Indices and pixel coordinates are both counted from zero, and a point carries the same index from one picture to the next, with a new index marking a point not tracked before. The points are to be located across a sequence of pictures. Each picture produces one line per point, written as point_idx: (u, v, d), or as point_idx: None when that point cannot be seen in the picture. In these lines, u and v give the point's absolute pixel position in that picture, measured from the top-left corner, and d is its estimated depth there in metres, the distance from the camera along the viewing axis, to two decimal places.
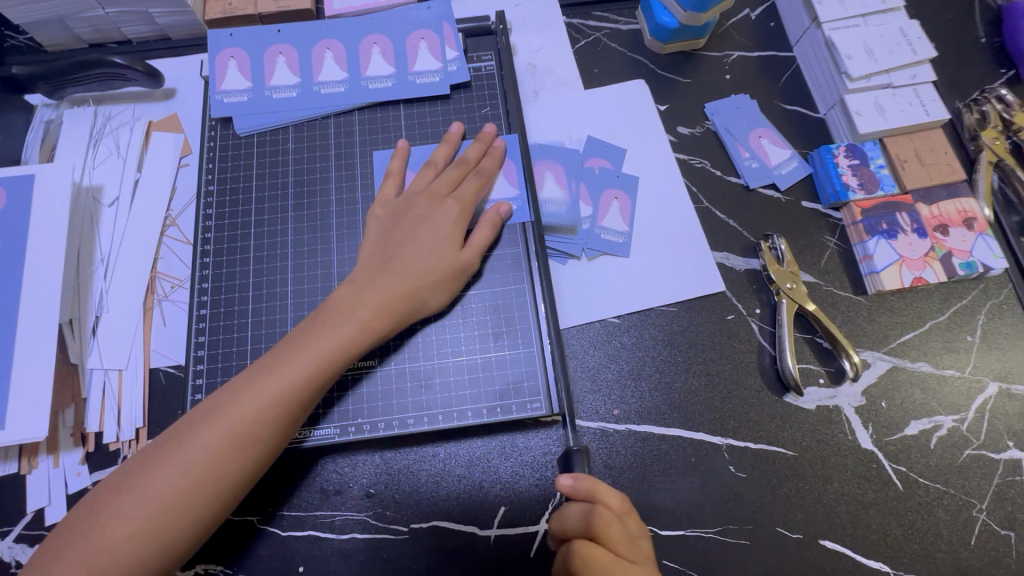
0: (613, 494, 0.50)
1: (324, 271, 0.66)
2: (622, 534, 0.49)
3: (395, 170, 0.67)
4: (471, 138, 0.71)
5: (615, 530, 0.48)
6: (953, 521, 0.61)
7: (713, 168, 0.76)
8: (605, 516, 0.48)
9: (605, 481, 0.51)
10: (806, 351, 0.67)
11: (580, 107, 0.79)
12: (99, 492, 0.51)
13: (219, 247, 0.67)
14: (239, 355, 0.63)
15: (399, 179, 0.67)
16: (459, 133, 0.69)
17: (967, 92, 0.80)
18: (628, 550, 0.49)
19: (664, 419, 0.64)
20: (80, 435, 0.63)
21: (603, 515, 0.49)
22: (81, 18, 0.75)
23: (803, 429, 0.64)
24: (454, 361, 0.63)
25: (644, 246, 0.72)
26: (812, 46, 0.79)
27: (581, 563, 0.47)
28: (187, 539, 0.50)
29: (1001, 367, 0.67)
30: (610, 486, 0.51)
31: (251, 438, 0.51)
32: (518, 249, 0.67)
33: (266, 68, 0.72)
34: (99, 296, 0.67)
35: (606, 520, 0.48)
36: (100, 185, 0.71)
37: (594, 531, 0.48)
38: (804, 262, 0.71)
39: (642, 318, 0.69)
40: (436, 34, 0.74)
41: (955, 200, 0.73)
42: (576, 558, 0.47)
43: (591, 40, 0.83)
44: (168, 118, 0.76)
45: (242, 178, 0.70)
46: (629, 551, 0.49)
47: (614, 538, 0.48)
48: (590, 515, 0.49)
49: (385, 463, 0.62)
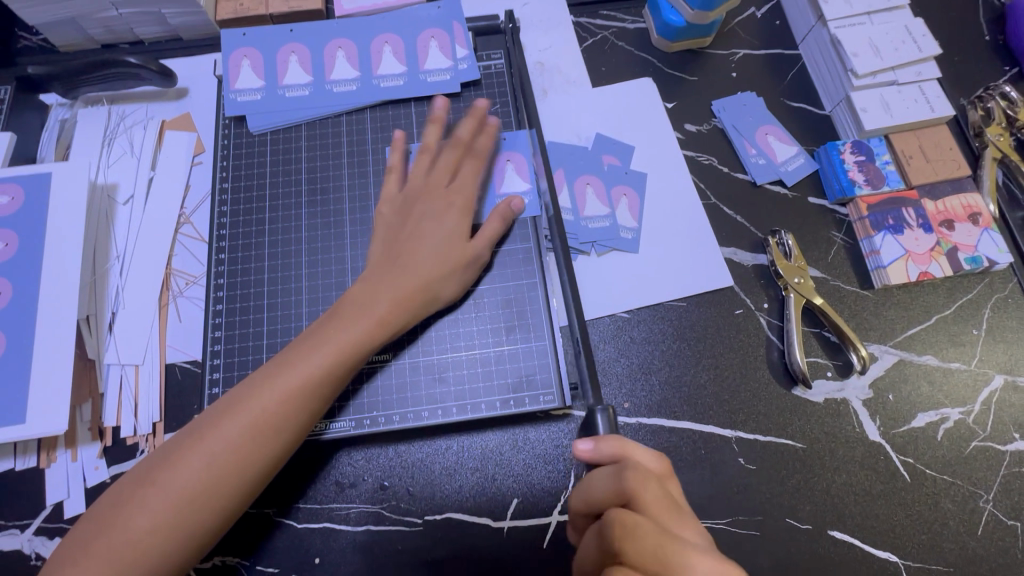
0: (644, 454, 0.49)
1: (338, 267, 0.67)
2: (660, 496, 0.46)
3: (396, 164, 0.68)
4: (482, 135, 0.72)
5: (652, 491, 0.46)
6: (960, 511, 0.62)
7: (721, 165, 0.77)
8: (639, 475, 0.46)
9: (631, 442, 0.50)
10: (814, 344, 0.68)
11: (588, 105, 0.79)
12: (121, 485, 0.51)
13: (234, 243, 0.68)
14: (255, 350, 0.64)
15: (401, 175, 0.68)
16: (442, 107, 0.68)
17: (971, 89, 0.81)
18: (665, 513, 0.45)
19: (673, 412, 0.65)
20: (98, 429, 0.64)
21: (636, 474, 0.47)
22: (95, 18, 0.75)
23: (811, 421, 0.65)
24: (467, 354, 0.64)
25: (654, 241, 0.73)
26: (818, 43, 0.80)
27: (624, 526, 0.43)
28: (209, 531, 0.51)
29: (1006, 360, 0.68)
30: (641, 449, 0.50)
31: (271, 431, 0.52)
32: (529, 246, 0.68)
33: (278, 67, 0.73)
34: (115, 293, 0.68)
35: (641, 480, 0.46)
36: (115, 183, 0.72)
37: (629, 491, 0.46)
38: (811, 257, 0.72)
39: (651, 313, 0.70)
40: (446, 33, 0.75)
41: (959, 195, 0.73)
42: (617, 524, 0.44)
43: (599, 39, 0.84)
44: (181, 116, 0.77)
45: (256, 175, 0.71)
46: (673, 517, 0.45)
47: (652, 499, 0.45)
48: (623, 476, 0.47)
49: (398, 456, 0.63)
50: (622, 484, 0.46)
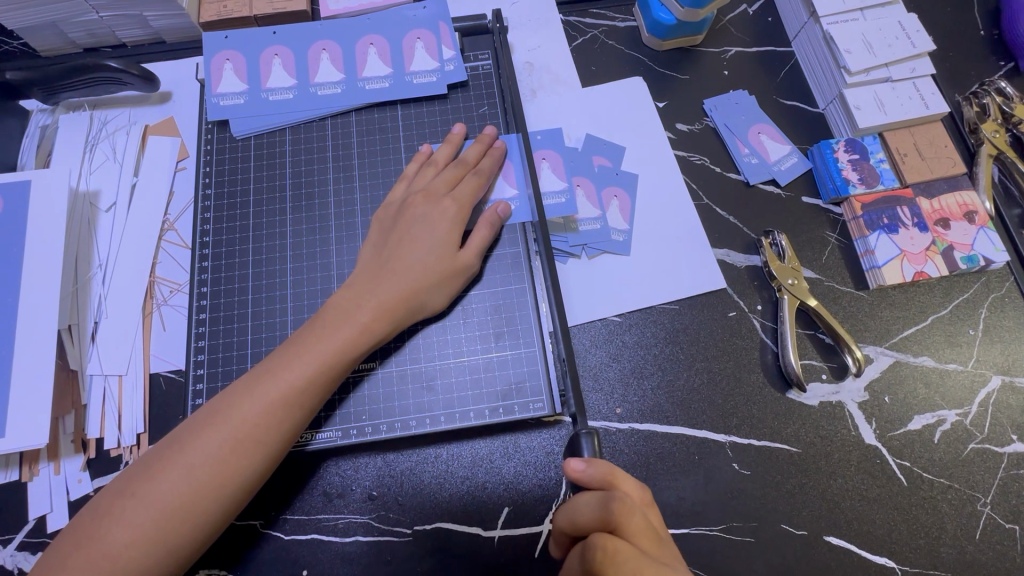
0: (628, 482, 0.49)
1: (324, 274, 0.66)
2: (642, 523, 0.46)
3: (411, 173, 0.67)
4: (472, 138, 0.71)
5: (637, 518, 0.46)
6: (958, 515, 0.61)
7: (713, 165, 0.76)
8: (626, 503, 0.46)
9: (620, 469, 0.49)
10: (809, 346, 0.67)
11: (579, 106, 0.78)
12: (100, 497, 0.50)
13: (218, 251, 0.67)
14: (239, 360, 0.63)
15: (411, 181, 0.67)
16: (461, 133, 0.69)
17: (967, 85, 0.80)
18: (646, 540, 0.45)
19: (666, 417, 0.64)
20: (81, 441, 0.63)
21: (623, 501, 0.46)
22: (76, 22, 0.74)
23: (806, 425, 0.64)
24: (455, 361, 0.63)
25: (645, 243, 0.72)
26: (810, 40, 0.79)
27: (608, 553, 0.43)
28: (190, 544, 0.50)
29: (1004, 360, 0.67)
30: (625, 478, 0.50)
31: (253, 443, 0.51)
32: (518, 249, 0.67)
33: (262, 70, 0.71)
34: (97, 302, 0.67)
35: (627, 509, 0.46)
36: (97, 190, 0.71)
37: (615, 517, 0.45)
38: (805, 258, 0.71)
39: (643, 316, 0.68)
40: (433, 34, 0.74)
41: (955, 193, 0.72)
42: (601, 552, 0.43)
43: (588, 38, 0.83)
44: (165, 121, 0.76)
45: (240, 180, 0.70)
46: (653, 546, 0.46)
47: (635, 527, 0.45)
48: (610, 503, 0.46)
49: (387, 464, 0.62)
50: (608, 511, 0.46)
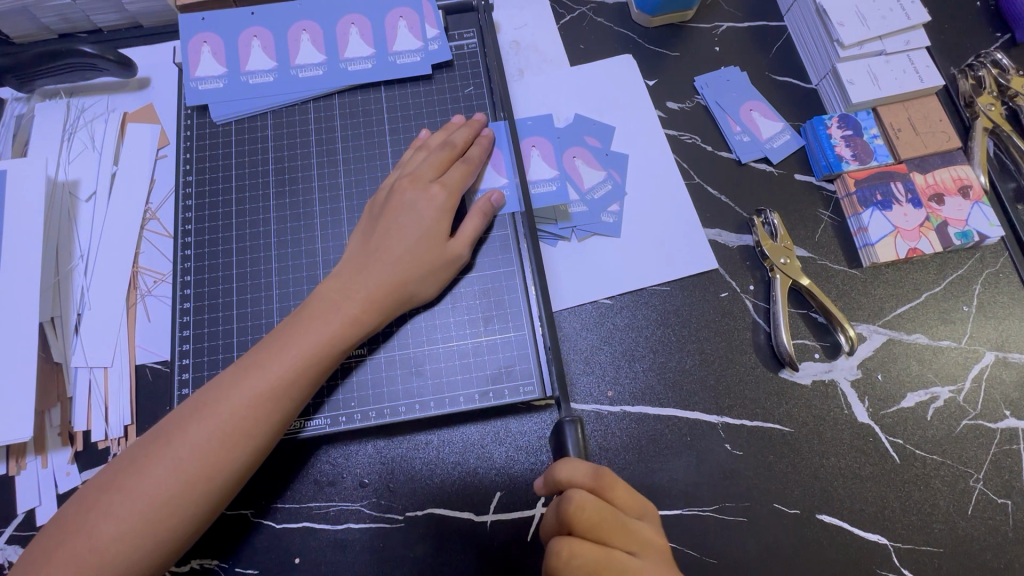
0: (571, 464, 0.48)
1: (310, 260, 0.65)
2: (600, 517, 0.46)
3: (408, 160, 0.65)
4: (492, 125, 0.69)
5: (590, 511, 0.46)
6: (951, 491, 0.61)
7: (705, 144, 0.74)
8: (578, 499, 0.46)
9: (563, 459, 0.49)
10: (801, 326, 0.66)
11: (566, 85, 0.77)
12: (85, 490, 0.50)
13: (200, 239, 0.66)
14: (225, 349, 0.62)
15: (403, 166, 0.65)
16: (461, 123, 0.67)
17: (962, 58, 0.78)
18: (611, 534, 0.47)
19: (659, 400, 0.64)
20: (68, 434, 0.62)
21: (576, 500, 0.46)
22: (48, 7, 0.72)
23: (800, 404, 0.64)
24: (444, 346, 0.62)
25: (635, 224, 0.71)
26: (803, 13, 0.77)
27: (564, 560, 0.45)
28: (177, 539, 0.49)
29: (998, 336, 0.67)
30: (574, 463, 0.48)
31: (241, 435, 0.51)
32: (506, 233, 0.66)
33: (240, 52, 0.70)
34: (80, 293, 0.66)
35: (579, 505, 0.46)
36: (76, 179, 0.69)
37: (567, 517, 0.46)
38: (798, 236, 0.70)
39: (633, 299, 0.68)
40: (415, 12, 0.71)
41: (949, 167, 0.71)
42: (556, 558, 0.45)
43: (576, 15, 0.81)
44: (144, 108, 0.74)
45: (222, 167, 0.68)
46: (615, 535, 0.47)
47: (589, 522, 0.46)
48: (562, 504, 0.47)
49: (378, 452, 0.62)
50: (560, 511, 0.47)
